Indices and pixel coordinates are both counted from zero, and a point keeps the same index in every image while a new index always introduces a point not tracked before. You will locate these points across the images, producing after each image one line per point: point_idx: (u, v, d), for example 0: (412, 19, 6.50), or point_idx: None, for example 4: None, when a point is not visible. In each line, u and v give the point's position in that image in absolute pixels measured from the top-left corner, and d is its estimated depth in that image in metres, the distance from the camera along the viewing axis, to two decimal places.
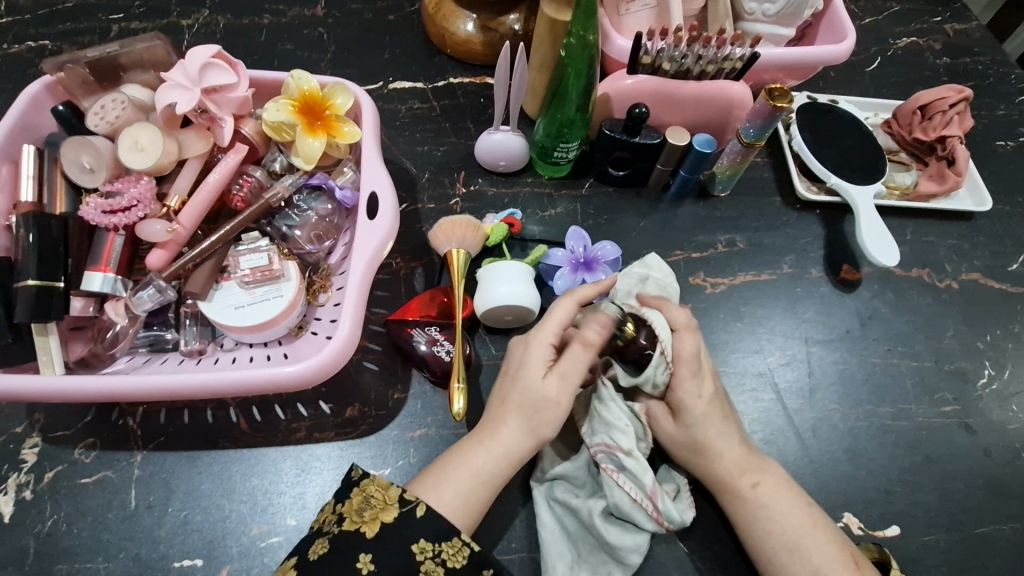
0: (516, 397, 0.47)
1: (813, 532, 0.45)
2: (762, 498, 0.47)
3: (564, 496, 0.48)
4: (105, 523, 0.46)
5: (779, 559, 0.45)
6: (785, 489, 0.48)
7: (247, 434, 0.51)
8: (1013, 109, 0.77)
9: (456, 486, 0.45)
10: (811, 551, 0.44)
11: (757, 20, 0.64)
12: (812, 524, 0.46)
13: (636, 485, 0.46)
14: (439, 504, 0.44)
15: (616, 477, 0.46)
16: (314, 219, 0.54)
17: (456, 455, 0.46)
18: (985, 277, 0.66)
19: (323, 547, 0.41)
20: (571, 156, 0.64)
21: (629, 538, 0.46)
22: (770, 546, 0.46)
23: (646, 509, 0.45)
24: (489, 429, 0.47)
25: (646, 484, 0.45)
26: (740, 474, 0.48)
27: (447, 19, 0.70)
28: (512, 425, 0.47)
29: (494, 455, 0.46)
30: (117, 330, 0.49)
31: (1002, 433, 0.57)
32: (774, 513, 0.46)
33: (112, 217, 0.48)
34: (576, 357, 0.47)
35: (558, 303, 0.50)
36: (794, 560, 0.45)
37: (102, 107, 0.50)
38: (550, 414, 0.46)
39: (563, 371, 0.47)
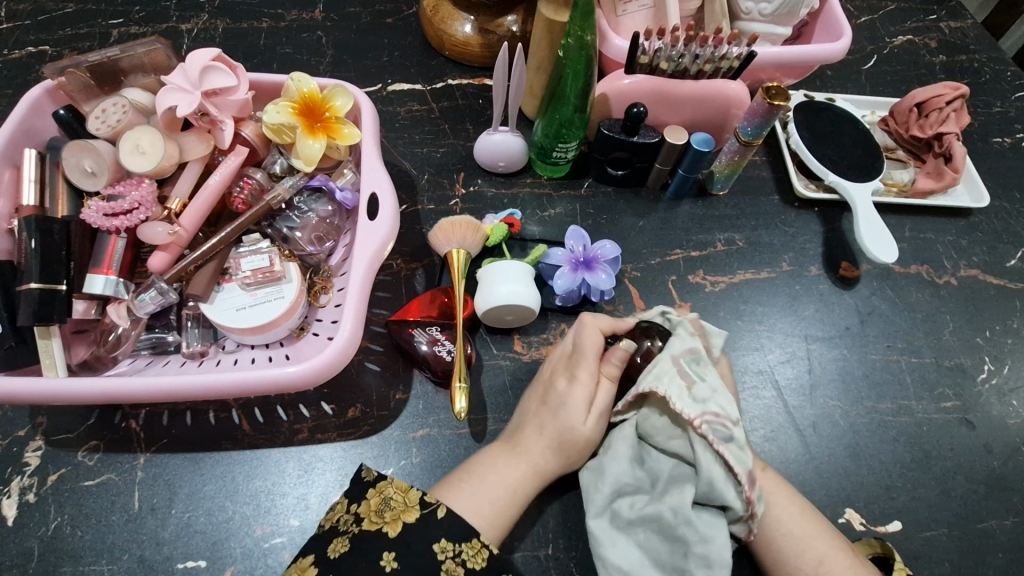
0: (551, 425, 0.48)
1: (810, 525, 0.46)
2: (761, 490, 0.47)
3: (637, 509, 0.45)
4: (109, 525, 0.46)
5: (783, 548, 0.45)
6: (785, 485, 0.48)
7: (250, 435, 0.51)
8: (1010, 106, 0.78)
9: (481, 496, 0.45)
10: (813, 542, 0.45)
11: (754, 19, 0.64)
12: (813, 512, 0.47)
13: (738, 456, 0.44)
14: (461, 510, 0.44)
15: (723, 448, 0.44)
16: (314, 221, 0.54)
17: (483, 466, 0.47)
18: (983, 273, 0.66)
19: (344, 546, 0.41)
20: (570, 156, 0.65)
21: (717, 537, 0.43)
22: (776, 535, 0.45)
23: (739, 484, 0.43)
24: (514, 445, 0.48)
25: (746, 458, 0.44)
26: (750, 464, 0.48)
27: (445, 22, 0.70)
28: (545, 450, 0.48)
29: (522, 468, 0.47)
30: (119, 333, 0.49)
31: (1003, 428, 0.57)
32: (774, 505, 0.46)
33: (114, 220, 0.48)
34: (607, 391, 0.49)
35: (581, 330, 0.50)
36: (799, 549, 0.45)
37: (103, 111, 0.50)
38: (581, 448, 0.48)
39: (600, 412, 0.48)
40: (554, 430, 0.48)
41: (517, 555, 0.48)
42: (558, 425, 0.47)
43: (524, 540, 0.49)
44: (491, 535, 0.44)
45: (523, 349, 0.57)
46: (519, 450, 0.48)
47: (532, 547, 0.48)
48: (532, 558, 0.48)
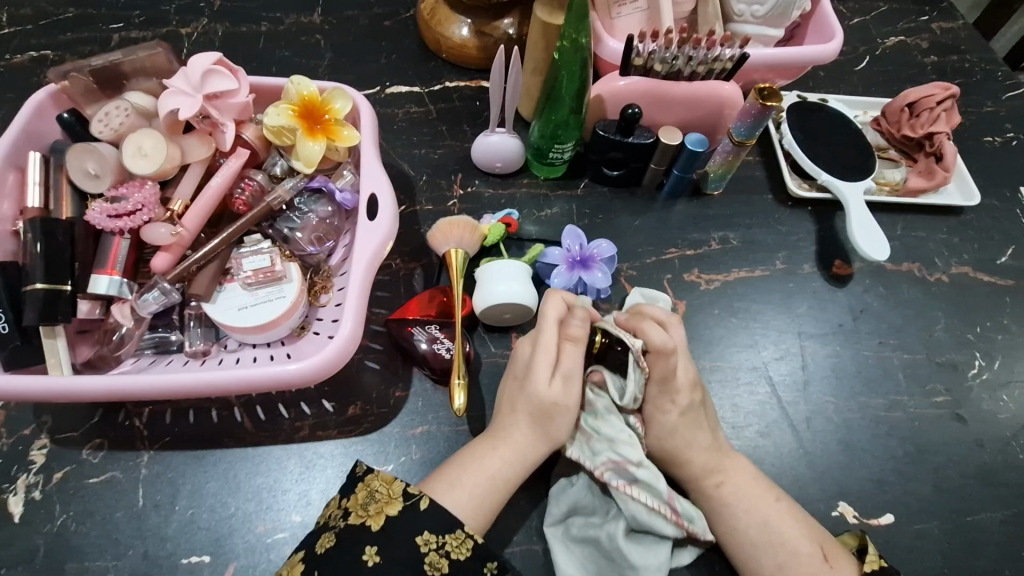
0: (523, 399, 0.48)
1: (777, 531, 0.46)
2: (728, 493, 0.48)
3: (581, 531, 0.47)
4: (114, 522, 0.47)
5: (745, 552, 0.46)
6: (756, 489, 0.48)
7: (252, 432, 0.52)
8: (1001, 105, 0.79)
9: (471, 488, 0.46)
10: (780, 543, 0.46)
11: (746, 21, 0.65)
12: (778, 517, 0.47)
13: (649, 492, 0.47)
14: (451, 504, 0.45)
15: (630, 490, 0.47)
16: (314, 221, 0.55)
17: (469, 457, 0.48)
18: (974, 270, 0.67)
19: (330, 540, 0.42)
20: (566, 157, 0.66)
21: (654, 562, 0.46)
22: (742, 536, 0.47)
23: (663, 513, 0.46)
24: (501, 433, 0.49)
25: (659, 492, 0.47)
26: (706, 475, 0.49)
27: (442, 25, 0.71)
28: (528, 433, 0.48)
29: (510, 460, 0.47)
30: (123, 333, 0.49)
31: (993, 422, 0.58)
32: (738, 509, 0.47)
33: (117, 221, 0.49)
34: (574, 353, 0.49)
35: (545, 302, 0.50)
36: (761, 553, 0.46)
37: (106, 114, 0.51)
38: (558, 416, 0.48)
39: (565, 373, 0.49)
40: (527, 404, 0.48)
41: (515, 550, 0.49)
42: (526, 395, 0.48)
43: (522, 534, 0.49)
44: (478, 527, 0.45)
45: None
46: (505, 439, 0.48)
47: (531, 540, 0.49)
48: (531, 552, 0.49)
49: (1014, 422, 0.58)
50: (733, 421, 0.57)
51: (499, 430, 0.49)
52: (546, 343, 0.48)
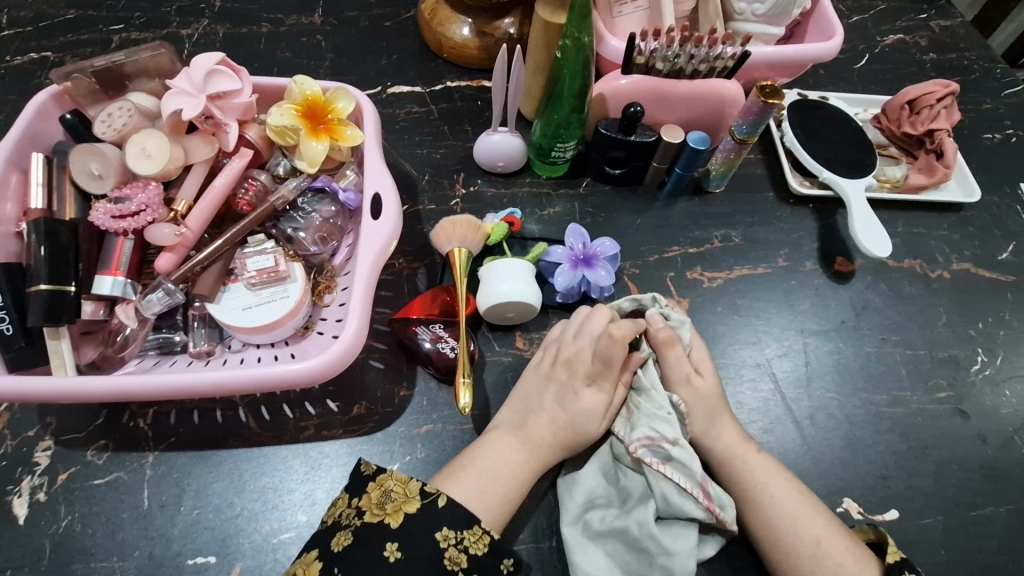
0: (562, 421, 0.50)
1: (807, 507, 0.47)
2: (754, 473, 0.49)
3: (605, 523, 0.46)
4: (119, 522, 0.47)
5: (781, 532, 0.46)
6: (781, 469, 0.49)
7: (257, 433, 0.52)
8: (1000, 102, 0.79)
9: (479, 483, 0.46)
10: (808, 523, 0.46)
11: (746, 20, 0.66)
12: (803, 495, 0.48)
13: (682, 474, 0.46)
14: (464, 498, 0.45)
15: (664, 469, 0.46)
16: (318, 221, 0.55)
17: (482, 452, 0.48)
18: (975, 267, 0.67)
19: (347, 538, 0.42)
20: (568, 156, 0.66)
21: (683, 550, 0.45)
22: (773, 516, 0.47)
23: (694, 496, 0.46)
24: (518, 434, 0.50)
25: (693, 474, 0.46)
26: (739, 446, 0.50)
27: (443, 25, 0.71)
28: (551, 442, 0.49)
29: (520, 456, 0.48)
30: (126, 334, 0.49)
31: (996, 417, 0.58)
32: (767, 486, 0.48)
33: (121, 222, 0.49)
34: (620, 394, 0.51)
35: (593, 324, 0.52)
36: (797, 528, 0.46)
37: (109, 115, 0.51)
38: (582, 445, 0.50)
39: (614, 415, 0.51)
40: (566, 423, 0.50)
41: (522, 548, 0.49)
42: (573, 426, 0.49)
43: (528, 533, 0.49)
44: (494, 522, 0.45)
45: (525, 345, 0.58)
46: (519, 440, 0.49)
47: (538, 538, 0.49)
48: (538, 550, 0.49)
49: (1017, 417, 0.59)
50: (737, 418, 0.57)
51: (520, 432, 0.50)
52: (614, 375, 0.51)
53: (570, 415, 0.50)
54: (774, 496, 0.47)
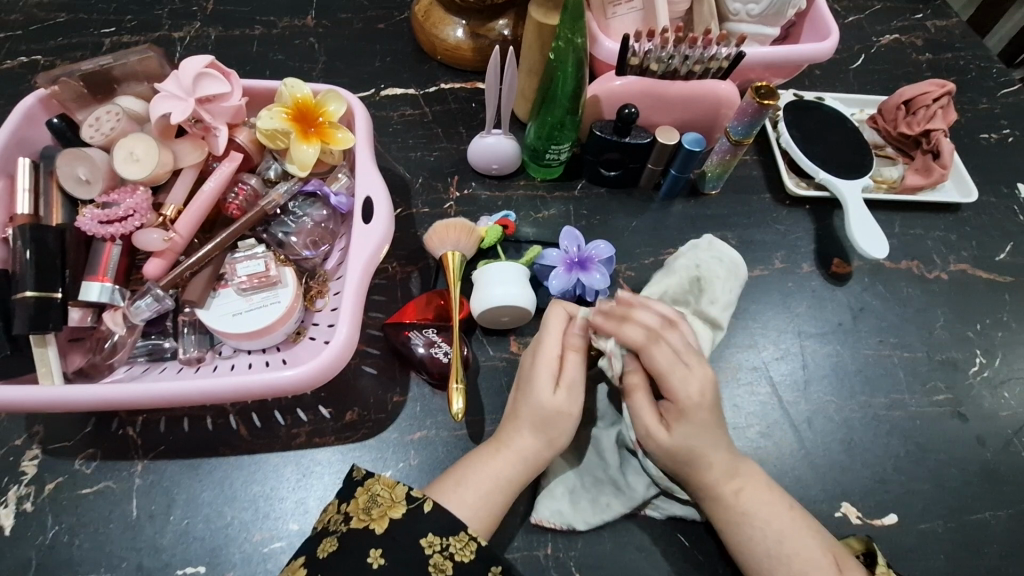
0: (526, 409, 0.48)
1: (789, 543, 0.44)
2: (739, 502, 0.46)
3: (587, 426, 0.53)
4: (107, 533, 0.46)
5: (762, 566, 0.44)
6: (777, 497, 0.46)
7: (248, 440, 0.51)
8: (996, 102, 0.79)
9: (473, 491, 0.45)
10: (795, 559, 0.43)
11: (741, 20, 0.65)
12: (792, 530, 0.44)
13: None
14: (459, 511, 0.44)
15: (632, 414, 0.51)
16: (309, 225, 0.55)
17: (474, 464, 0.47)
18: (972, 267, 0.67)
19: (333, 545, 0.41)
20: (563, 158, 0.65)
21: (638, 474, 0.50)
22: (755, 550, 0.44)
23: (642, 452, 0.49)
24: (503, 442, 0.48)
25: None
26: (727, 479, 0.46)
27: (436, 27, 0.70)
28: (536, 444, 0.47)
29: (513, 465, 0.47)
30: (115, 341, 0.48)
31: (995, 419, 0.58)
32: (752, 517, 0.45)
33: (108, 228, 0.48)
34: (576, 365, 0.48)
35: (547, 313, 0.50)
36: (776, 564, 0.43)
37: (96, 119, 0.50)
38: (560, 427, 0.47)
39: (568, 384, 0.48)
40: (530, 412, 0.47)
41: (517, 557, 0.48)
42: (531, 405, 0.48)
43: (521, 540, 0.49)
44: (482, 529, 0.44)
45: (519, 349, 0.57)
46: (507, 450, 0.47)
47: (532, 547, 0.48)
48: (534, 558, 0.48)
49: (1016, 419, 0.58)
50: (735, 422, 0.56)
51: (499, 439, 0.48)
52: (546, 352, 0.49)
53: (529, 400, 0.48)
54: (759, 530, 0.45)
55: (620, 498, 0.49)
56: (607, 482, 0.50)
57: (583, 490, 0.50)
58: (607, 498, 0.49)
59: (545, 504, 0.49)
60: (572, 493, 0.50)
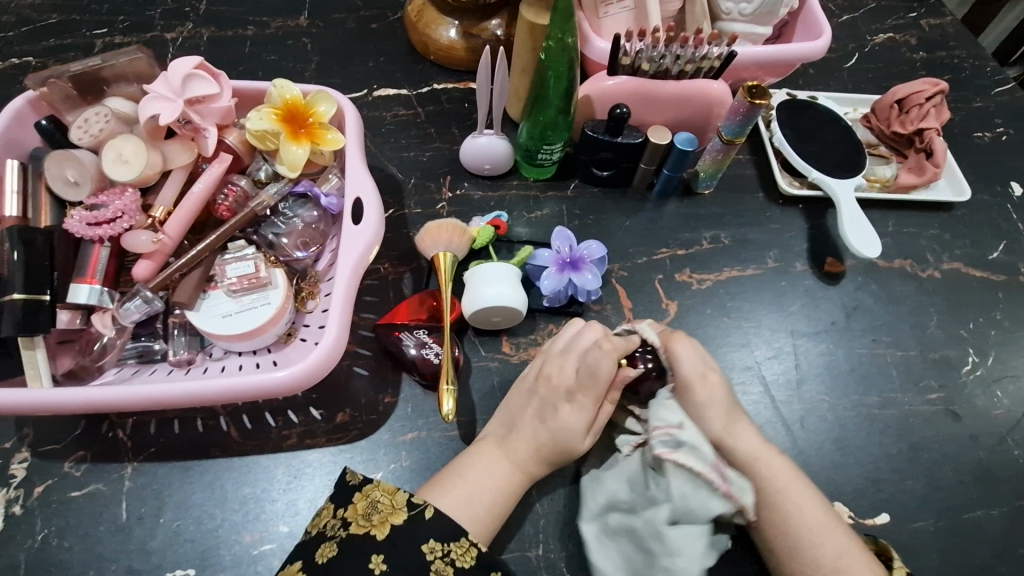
0: (547, 433, 0.48)
1: (827, 518, 0.46)
2: (775, 479, 0.47)
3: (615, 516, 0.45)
4: (97, 536, 0.46)
5: (799, 544, 0.45)
6: (797, 476, 0.47)
7: (238, 442, 0.51)
8: (989, 101, 0.79)
9: (475, 497, 0.45)
10: (827, 535, 0.45)
11: (734, 19, 0.65)
12: (817, 508, 0.46)
13: (695, 462, 0.42)
14: (462, 518, 0.44)
15: (675, 465, 0.42)
16: (300, 227, 0.54)
17: (473, 469, 0.47)
18: (966, 266, 0.67)
19: (332, 550, 0.42)
20: (555, 158, 0.65)
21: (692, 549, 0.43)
22: (793, 526, 0.45)
23: (711, 492, 0.42)
24: (506, 448, 0.48)
25: (704, 458, 0.42)
26: (761, 455, 0.48)
27: (429, 27, 0.70)
28: (537, 452, 0.48)
29: (511, 470, 0.47)
30: (105, 342, 0.49)
31: (988, 418, 0.58)
32: (792, 493, 0.46)
33: (97, 229, 0.48)
34: (608, 411, 0.49)
35: (567, 335, 0.51)
36: (821, 540, 0.45)
37: (85, 120, 0.50)
38: (570, 457, 0.48)
39: (598, 428, 0.49)
40: (551, 441, 0.48)
41: (509, 558, 0.48)
42: (555, 438, 0.48)
43: (513, 541, 0.49)
44: (479, 534, 0.44)
45: (511, 349, 0.57)
46: (510, 454, 0.48)
47: (524, 548, 0.49)
48: (525, 559, 0.48)
49: (1010, 417, 0.58)
50: None
51: (507, 443, 0.48)
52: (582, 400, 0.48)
53: (548, 425, 0.48)
54: (800, 508, 0.46)
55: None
56: (660, 571, 0.43)
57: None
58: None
59: None
60: None
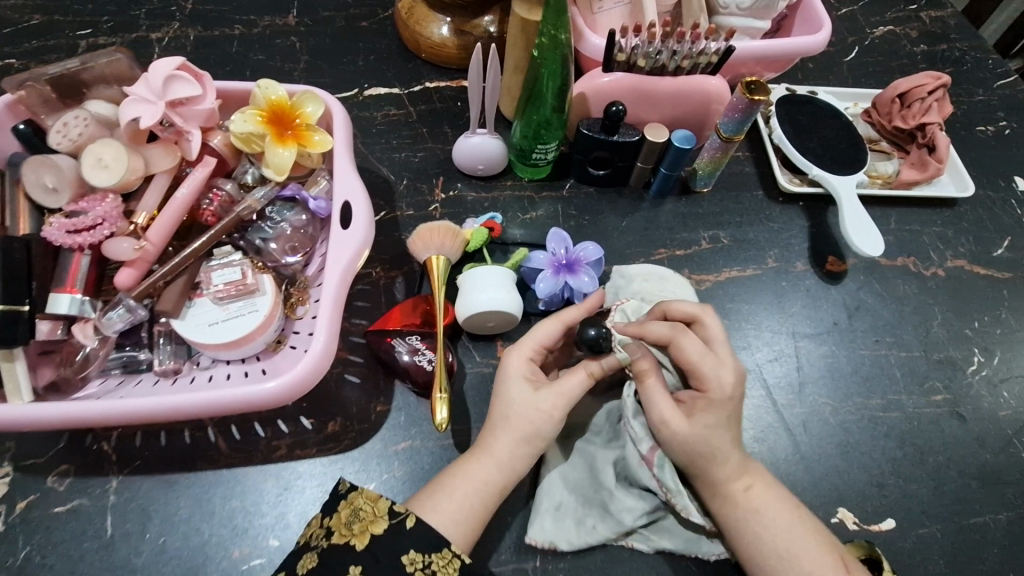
0: (512, 421, 0.46)
1: (801, 544, 0.43)
2: (748, 504, 0.45)
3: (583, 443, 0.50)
4: (81, 553, 0.45)
5: (770, 566, 0.43)
6: (780, 500, 0.45)
7: (226, 454, 0.49)
8: (992, 94, 0.77)
9: (455, 503, 0.43)
10: (802, 560, 0.43)
11: (731, 13, 0.63)
12: (796, 533, 0.44)
13: (641, 436, 0.46)
14: (446, 530, 0.42)
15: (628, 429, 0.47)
16: (288, 231, 0.53)
17: (456, 473, 0.45)
18: (970, 263, 0.65)
19: (312, 561, 0.40)
20: (550, 158, 0.64)
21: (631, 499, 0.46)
22: (763, 550, 0.43)
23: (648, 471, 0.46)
24: (481, 447, 0.46)
25: (649, 437, 0.46)
26: (736, 476, 0.45)
27: (420, 24, 0.69)
28: (514, 449, 0.45)
29: (497, 472, 0.45)
30: (87, 353, 0.47)
31: (994, 420, 0.57)
32: (764, 515, 0.44)
33: (76, 237, 0.46)
34: (578, 381, 0.46)
35: (541, 322, 0.49)
36: (787, 567, 0.43)
37: (64, 124, 0.48)
38: (543, 430, 0.45)
39: (562, 393, 0.46)
40: (519, 421, 0.46)
41: (506, 570, 0.47)
42: (518, 416, 0.46)
43: (509, 553, 0.47)
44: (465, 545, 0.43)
45: None
46: (502, 464, 0.45)
47: (520, 559, 0.47)
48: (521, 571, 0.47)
49: (1016, 419, 0.57)
50: None
51: (483, 441, 0.46)
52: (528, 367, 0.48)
53: (514, 408, 0.46)
54: (770, 531, 0.44)
55: (607, 524, 0.46)
56: (597, 503, 0.47)
57: (571, 508, 0.47)
58: (593, 519, 0.47)
59: (538, 522, 0.47)
60: (558, 511, 0.47)
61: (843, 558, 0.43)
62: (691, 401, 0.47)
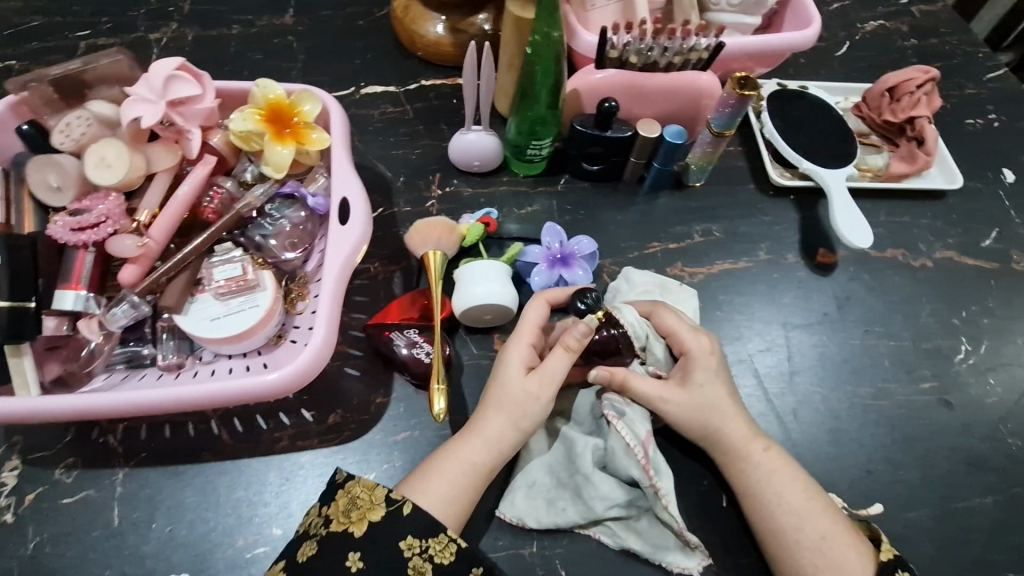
0: (504, 403, 0.47)
1: (813, 505, 0.45)
2: (764, 466, 0.47)
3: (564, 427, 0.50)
4: (89, 542, 0.46)
5: (784, 525, 0.45)
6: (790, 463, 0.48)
7: (230, 446, 0.51)
8: (981, 87, 0.78)
9: (445, 487, 0.44)
10: (816, 517, 0.45)
11: (722, 10, 0.65)
12: (810, 492, 0.46)
13: (632, 430, 0.47)
14: (441, 516, 0.44)
15: (617, 423, 0.47)
16: (287, 228, 0.54)
17: (452, 460, 0.46)
18: (959, 254, 0.66)
19: (312, 549, 0.42)
20: (545, 154, 0.65)
21: (606, 489, 0.47)
22: (778, 510, 0.45)
23: (635, 456, 0.47)
24: (472, 428, 0.47)
25: (640, 433, 0.47)
26: (750, 440, 0.48)
27: (415, 22, 0.70)
28: (503, 430, 0.47)
29: (485, 454, 0.46)
30: (92, 348, 0.49)
31: (980, 407, 0.58)
32: (777, 481, 0.46)
33: (80, 234, 0.48)
34: (561, 358, 0.47)
35: (528, 305, 0.51)
36: (800, 526, 0.44)
37: (66, 125, 0.50)
38: (529, 411, 0.47)
39: (544, 372, 0.47)
40: (512, 404, 0.47)
41: (503, 556, 0.48)
42: (506, 395, 0.47)
43: (507, 539, 0.48)
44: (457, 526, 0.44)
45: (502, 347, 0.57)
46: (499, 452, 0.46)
47: (518, 545, 0.48)
48: (519, 557, 0.48)
49: (1003, 405, 0.58)
50: None
51: (473, 423, 0.48)
52: (522, 338, 0.49)
53: (507, 393, 0.47)
54: (781, 496, 0.46)
55: (577, 506, 0.48)
56: (570, 487, 0.48)
57: (543, 488, 0.49)
58: (565, 502, 0.48)
59: (508, 498, 0.49)
60: (530, 489, 0.49)
61: (851, 526, 0.45)
62: (681, 373, 0.50)
